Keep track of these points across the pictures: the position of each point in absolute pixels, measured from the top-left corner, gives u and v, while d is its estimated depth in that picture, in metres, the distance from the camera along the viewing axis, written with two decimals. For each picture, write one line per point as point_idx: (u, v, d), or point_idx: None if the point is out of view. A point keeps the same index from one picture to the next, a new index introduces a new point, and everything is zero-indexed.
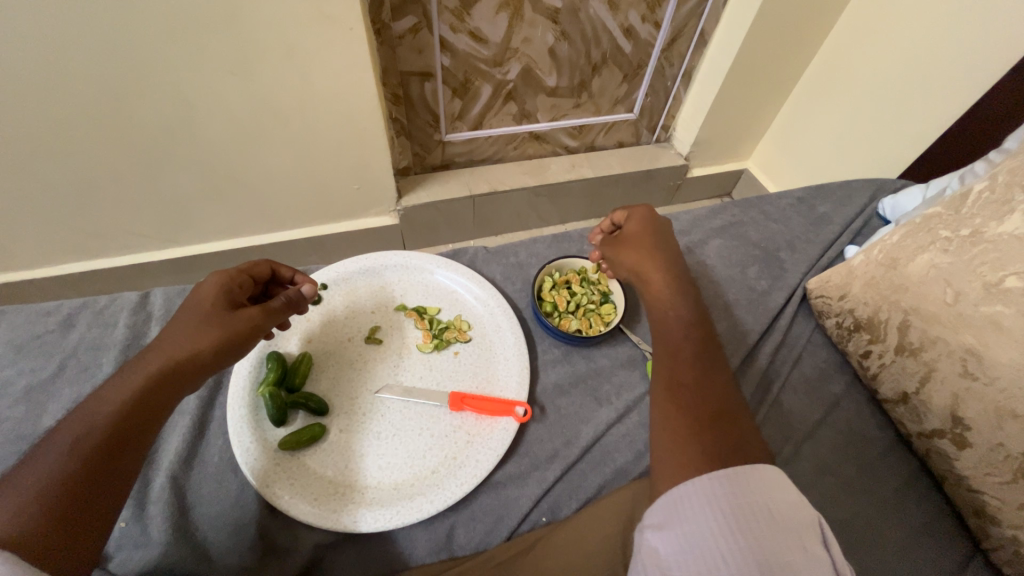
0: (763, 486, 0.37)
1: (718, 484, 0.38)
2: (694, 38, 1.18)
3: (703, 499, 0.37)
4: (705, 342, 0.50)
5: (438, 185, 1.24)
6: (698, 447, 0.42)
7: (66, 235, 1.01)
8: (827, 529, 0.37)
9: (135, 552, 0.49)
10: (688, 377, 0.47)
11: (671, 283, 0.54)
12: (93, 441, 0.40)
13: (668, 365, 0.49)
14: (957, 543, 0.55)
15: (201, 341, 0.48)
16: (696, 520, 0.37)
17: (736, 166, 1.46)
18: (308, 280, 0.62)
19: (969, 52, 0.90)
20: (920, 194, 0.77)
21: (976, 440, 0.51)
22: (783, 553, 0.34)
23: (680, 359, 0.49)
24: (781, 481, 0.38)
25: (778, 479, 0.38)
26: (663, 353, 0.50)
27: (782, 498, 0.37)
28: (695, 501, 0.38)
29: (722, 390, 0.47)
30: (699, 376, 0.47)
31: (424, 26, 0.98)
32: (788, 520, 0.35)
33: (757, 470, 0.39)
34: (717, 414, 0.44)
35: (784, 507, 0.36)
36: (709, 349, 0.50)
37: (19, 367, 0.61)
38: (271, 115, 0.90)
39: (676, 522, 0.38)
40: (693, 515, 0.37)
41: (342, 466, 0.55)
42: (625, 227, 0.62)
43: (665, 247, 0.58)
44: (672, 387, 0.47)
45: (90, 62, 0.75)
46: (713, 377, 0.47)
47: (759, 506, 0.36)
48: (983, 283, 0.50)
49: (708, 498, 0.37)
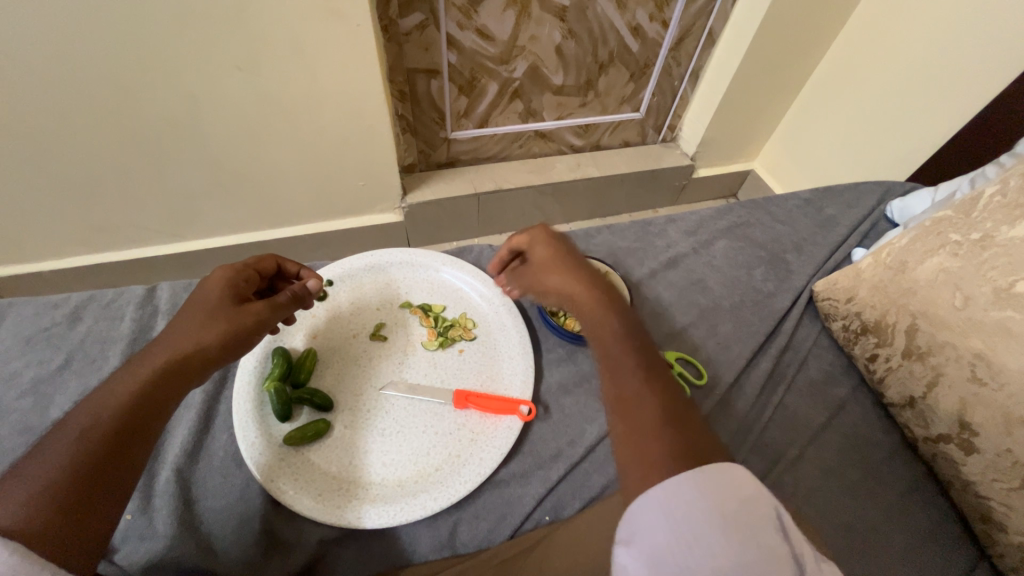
0: (728, 485, 0.35)
1: (682, 494, 0.35)
2: (702, 37, 1.17)
3: (670, 516, 0.34)
4: (641, 344, 0.48)
5: (443, 183, 1.24)
6: (666, 446, 0.39)
7: (70, 229, 1.02)
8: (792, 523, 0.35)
9: (140, 545, 0.50)
10: (637, 387, 0.44)
11: (594, 296, 0.52)
12: (100, 433, 0.40)
13: (611, 383, 0.45)
14: (961, 548, 0.55)
15: (207, 335, 0.48)
16: (668, 540, 0.34)
17: (742, 167, 1.46)
18: (313, 275, 0.62)
19: (979, 54, 0.90)
20: (929, 197, 0.76)
21: (983, 446, 0.51)
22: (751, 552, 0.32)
23: (620, 371, 0.46)
24: (745, 474, 0.36)
25: (742, 473, 0.36)
26: (604, 372, 0.47)
27: (749, 492, 0.34)
28: (662, 519, 0.34)
29: (669, 390, 0.44)
30: (647, 382, 0.44)
31: (432, 22, 0.98)
32: (758, 518, 0.33)
33: (719, 468, 0.36)
34: (672, 416, 0.42)
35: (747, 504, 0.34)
36: (648, 353, 0.48)
37: (26, 360, 0.61)
38: (276, 110, 0.90)
39: (645, 548, 0.34)
40: (663, 535, 0.34)
41: (347, 462, 0.55)
42: (530, 250, 0.59)
43: (577, 259, 0.57)
44: (621, 407, 0.43)
45: (98, 56, 0.75)
46: (660, 376, 0.45)
47: (730, 512, 0.33)
48: (994, 287, 0.50)
49: (674, 512, 0.34)
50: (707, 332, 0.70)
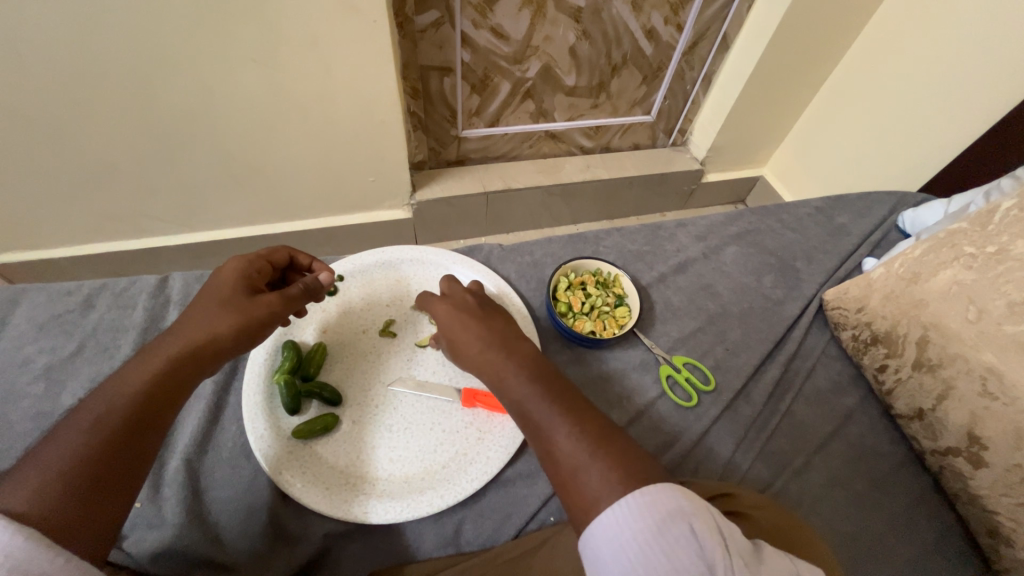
0: (647, 507, 0.36)
1: (604, 534, 0.36)
2: (716, 42, 1.17)
3: (597, 560, 0.36)
4: (546, 376, 0.47)
5: (453, 181, 1.24)
6: (617, 467, 0.39)
7: (82, 216, 1.02)
8: (716, 534, 0.35)
9: (149, 533, 0.50)
10: (558, 428, 0.42)
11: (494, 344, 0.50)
12: (114, 422, 0.40)
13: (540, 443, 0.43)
14: (965, 561, 0.55)
15: (220, 326, 0.48)
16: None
17: (751, 173, 1.45)
18: (325, 269, 0.63)
19: (995, 66, 0.89)
20: (942, 209, 0.76)
21: (992, 460, 0.51)
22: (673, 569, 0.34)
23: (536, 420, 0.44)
24: (661, 493, 0.36)
25: (658, 492, 0.36)
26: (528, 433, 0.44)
27: (663, 513, 0.35)
28: (591, 564, 0.36)
29: (581, 412, 0.44)
30: (565, 417, 0.43)
31: (447, 21, 0.98)
32: (676, 537, 0.34)
33: (632, 496, 0.37)
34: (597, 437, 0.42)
35: (667, 527, 0.35)
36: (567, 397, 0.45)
37: (40, 346, 0.61)
38: (290, 104, 0.90)
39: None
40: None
41: (354, 457, 0.56)
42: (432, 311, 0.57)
43: (472, 302, 0.56)
44: (549, 457, 0.42)
45: (116, 45, 0.76)
46: (574, 403, 0.45)
47: (645, 541, 0.35)
48: (1008, 302, 0.50)
49: (598, 555, 0.36)
50: (716, 337, 0.70)
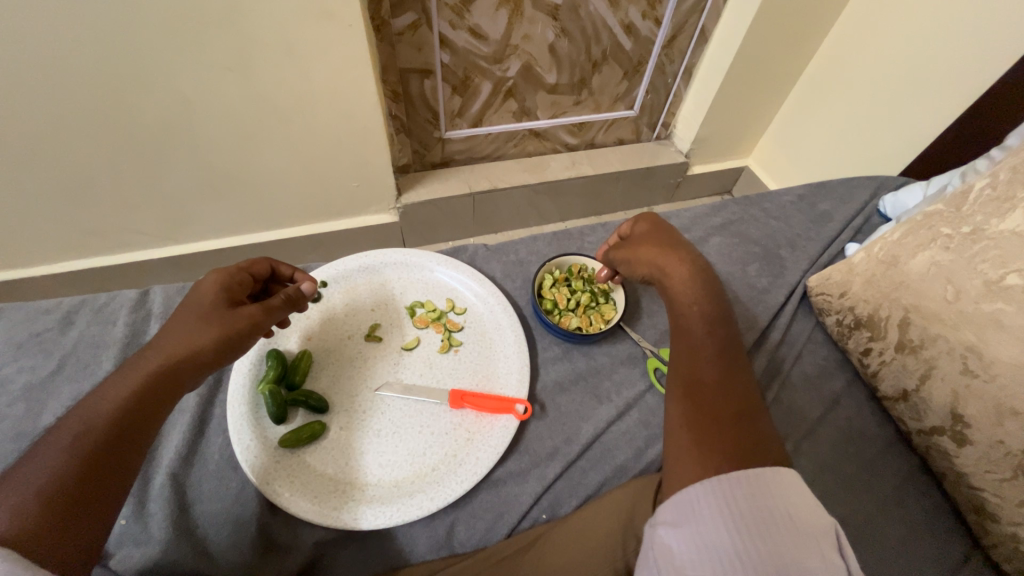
0: (800, 499, 0.38)
1: (733, 483, 0.39)
2: (695, 36, 1.18)
3: (738, 491, 0.38)
4: (725, 336, 0.50)
5: (439, 183, 1.24)
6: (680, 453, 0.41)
7: (63, 233, 1.01)
8: (848, 559, 0.36)
9: (135, 549, 0.49)
10: (708, 374, 0.47)
11: (696, 274, 0.53)
12: (93, 439, 0.40)
13: (689, 363, 0.49)
14: (955, 539, 0.56)
15: (200, 338, 0.48)
16: (692, 550, 0.37)
17: (736, 163, 1.46)
18: (308, 279, 0.62)
19: (971, 48, 0.90)
20: (921, 191, 0.77)
21: (976, 437, 0.51)
22: (799, 547, 0.35)
23: (696, 356, 0.49)
24: (770, 475, 0.39)
25: (765, 474, 0.39)
26: (685, 352, 0.50)
27: (813, 511, 0.38)
28: (727, 492, 0.38)
29: (742, 382, 0.47)
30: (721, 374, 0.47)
31: (424, 22, 0.97)
32: (782, 519, 0.37)
33: (794, 483, 0.39)
34: (736, 412, 0.45)
35: (810, 519, 0.37)
36: (732, 357, 0.49)
37: (18, 365, 0.61)
38: (270, 112, 0.90)
39: (668, 556, 0.38)
40: (686, 540, 0.38)
41: (342, 464, 0.55)
42: (633, 230, 0.61)
43: (675, 236, 0.58)
44: (691, 383, 0.47)
45: (87, 58, 0.75)
46: (733, 368, 0.48)
47: (789, 513, 0.37)
48: (984, 281, 0.50)
49: (742, 494, 0.38)
50: None
